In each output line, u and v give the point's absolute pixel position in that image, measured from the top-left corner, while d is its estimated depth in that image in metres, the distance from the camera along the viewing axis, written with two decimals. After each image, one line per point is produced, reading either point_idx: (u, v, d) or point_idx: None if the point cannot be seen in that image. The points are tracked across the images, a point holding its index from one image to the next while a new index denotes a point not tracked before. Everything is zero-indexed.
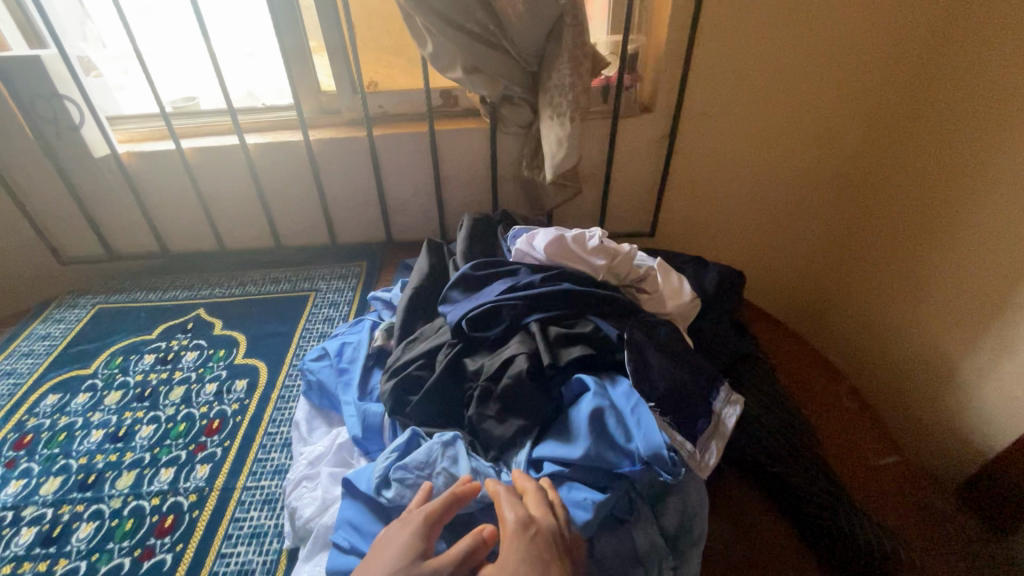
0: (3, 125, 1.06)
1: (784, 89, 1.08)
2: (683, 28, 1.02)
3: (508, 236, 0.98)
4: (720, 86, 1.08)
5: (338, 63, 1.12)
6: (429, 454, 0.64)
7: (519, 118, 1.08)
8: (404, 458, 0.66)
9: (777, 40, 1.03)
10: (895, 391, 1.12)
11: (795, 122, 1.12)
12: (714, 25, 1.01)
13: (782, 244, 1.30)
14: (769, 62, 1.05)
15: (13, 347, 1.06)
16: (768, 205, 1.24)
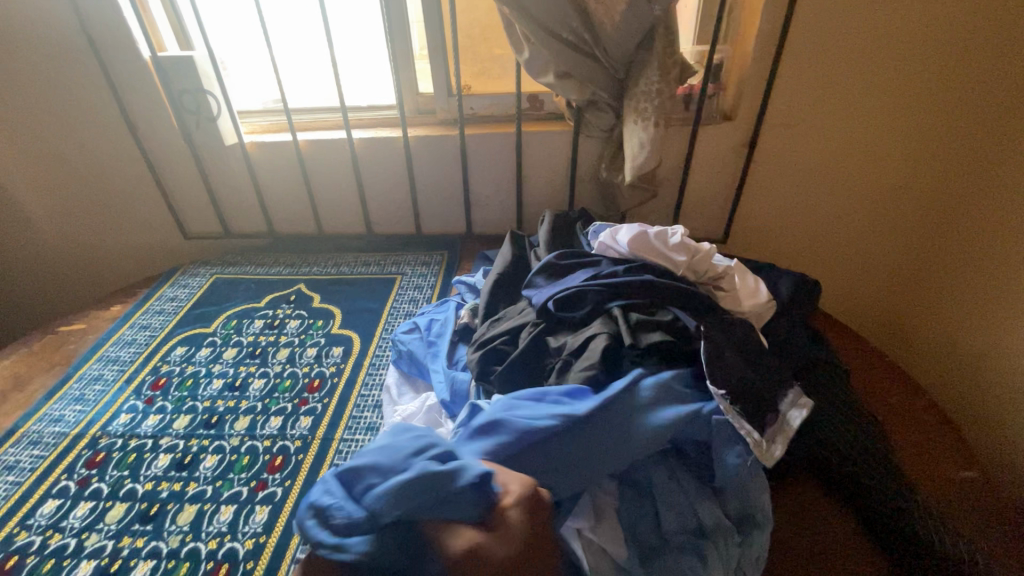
0: (156, 114, 1.23)
1: (873, 101, 1.08)
2: (771, 40, 1.04)
3: (587, 231, 1.04)
4: (806, 97, 1.09)
5: (438, 67, 1.23)
6: None
7: (603, 122, 1.14)
8: None
9: (868, 53, 1.03)
10: (964, 430, 1.09)
11: (880, 138, 1.12)
12: (803, 37, 1.03)
13: (860, 257, 1.27)
14: (857, 74, 1.06)
15: (147, 305, 1.22)
16: (847, 215, 1.22)
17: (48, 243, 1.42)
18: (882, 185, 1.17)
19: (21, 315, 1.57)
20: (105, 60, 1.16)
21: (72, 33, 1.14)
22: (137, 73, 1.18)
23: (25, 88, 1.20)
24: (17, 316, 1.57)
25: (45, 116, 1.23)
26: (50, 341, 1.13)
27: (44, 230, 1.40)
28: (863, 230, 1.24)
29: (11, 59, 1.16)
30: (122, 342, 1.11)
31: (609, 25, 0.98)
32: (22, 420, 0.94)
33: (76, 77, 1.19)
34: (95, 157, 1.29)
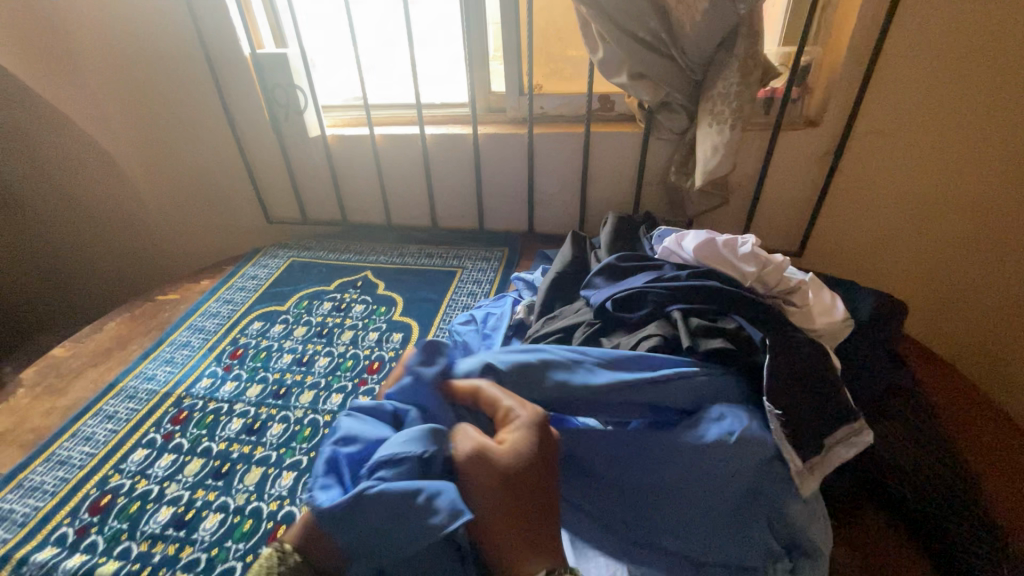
0: (252, 108, 1.34)
1: (984, 111, 0.98)
2: (868, 42, 0.97)
3: (652, 234, 1.02)
4: (903, 104, 1.01)
5: (511, 67, 1.24)
6: None
7: (675, 125, 1.12)
8: None
9: (983, 58, 0.94)
10: None
11: (990, 152, 1.01)
12: (905, 39, 0.95)
13: (958, 282, 1.15)
14: (967, 79, 0.96)
15: (232, 282, 1.32)
16: (942, 234, 1.12)
17: (155, 219, 1.58)
18: (982, 219, 1.08)
19: (129, 283, 1.75)
20: (210, 56, 1.27)
21: (183, 30, 1.26)
22: (237, 67, 1.28)
23: (144, 79, 1.34)
24: (125, 284, 1.75)
25: (158, 104, 1.37)
26: (149, 307, 1.25)
27: (152, 207, 1.56)
28: (961, 265, 1.13)
29: (134, 53, 1.30)
30: (209, 313, 1.21)
31: (688, 25, 0.95)
32: (122, 376, 1.05)
33: (185, 69, 1.31)
34: (198, 144, 1.42)
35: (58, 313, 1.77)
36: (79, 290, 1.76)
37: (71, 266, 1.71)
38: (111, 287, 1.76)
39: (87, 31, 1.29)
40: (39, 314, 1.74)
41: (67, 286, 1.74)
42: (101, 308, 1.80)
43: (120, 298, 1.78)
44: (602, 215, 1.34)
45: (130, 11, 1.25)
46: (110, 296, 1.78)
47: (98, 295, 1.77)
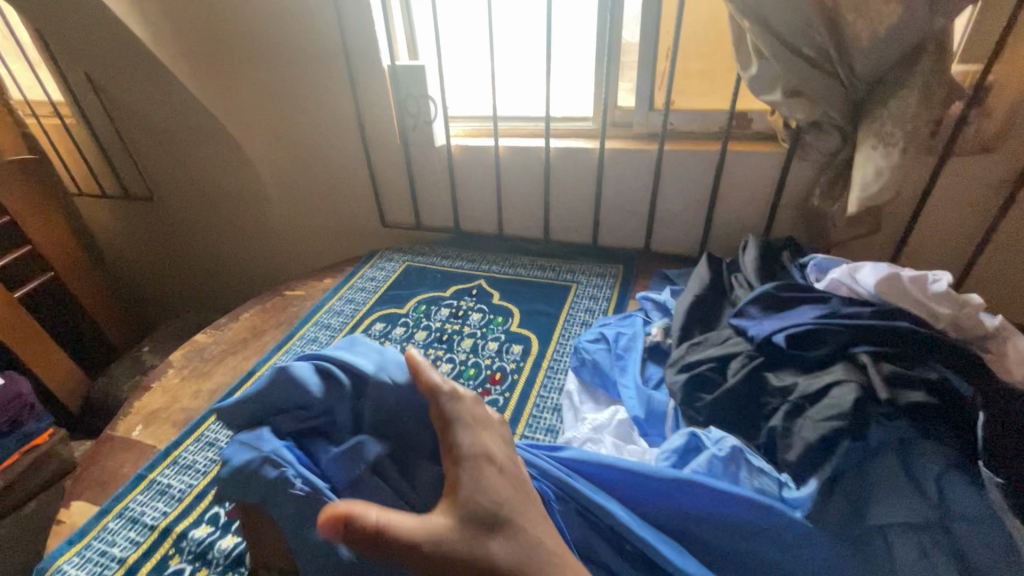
0: (383, 117, 1.39)
1: None
2: None
3: (801, 262, 0.95)
4: None
5: (644, 82, 1.22)
6: (710, 461, 0.63)
7: (825, 146, 1.05)
8: (679, 457, 0.66)
9: None
10: None
11: None
12: None
13: None
14: None
15: (352, 282, 1.37)
16: None
17: (281, 218, 1.69)
18: None
19: (255, 275, 1.90)
20: (352, 67, 1.33)
21: (330, 44, 1.32)
22: (375, 79, 1.34)
23: (288, 89, 1.42)
24: (250, 275, 1.90)
25: (298, 112, 1.46)
26: (278, 301, 1.32)
27: (280, 207, 1.66)
28: None
29: (282, 64, 1.38)
30: (333, 312, 1.26)
31: (862, 40, 0.88)
32: (259, 365, 1.10)
33: (326, 79, 1.38)
34: (329, 149, 1.50)
35: (211, 296, 2.07)
36: (220, 279, 1.98)
37: (211, 257, 1.91)
38: (241, 277, 1.93)
39: (240, 44, 1.37)
40: (203, 295, 2.09)
41: (212, 275, 1.98)
42: (235, 294, 2.02)
43: (250, 287, 1.97)
44: (726, 236, 1.28)
45: (282, 25, 1.32)
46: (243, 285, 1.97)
47: (233, 283, 1.97)
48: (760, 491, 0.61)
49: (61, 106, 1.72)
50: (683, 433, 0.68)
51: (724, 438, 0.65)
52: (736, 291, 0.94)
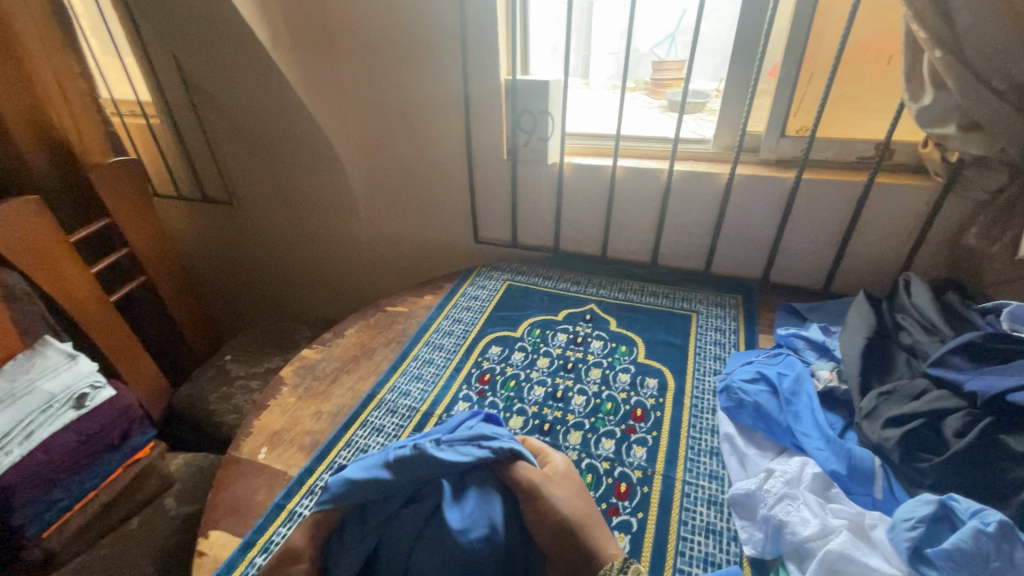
0: (494, 132, 1.35)
1: None
2: None
3: (983, 307, 0.88)
4: None
5: (780, 107, 1.17)
6: (977, 536, 0.56)
7: (988, 183, 0.98)
8: (930, 527, 0.59)
9: None
10: None
11: None
12: None
13: None
14: None
15: (455, 300, 1.32)
16: None
17: (368, 228, 1.66)
18: None
19: (332, 283, 1.87)
20: (469, 79, 1.29)
21: (448, 55, 1.28)
22: (491, 93, 1.30)
23: (393, 99, 1.38)
24: (327, 282, 1.87)
25: (401, 123, 1.41)
26: (382, 317, 1.27)
27: (368, 217, 1.63)
28: None
29: (391, 74, 1.34)
30: (443, 331, 1.20)
31: None
32: (378, 388, 1.05)
33: (436, 92, 1.34)
34: (429, 161, 1.45)
35: (280, 303, 2.04)
36: (292, 286, 1.95)
37: (288, 263, 1.88)
38: (317, 284, 1.90)
39: (355, 50, 1.33)
40: (275, 303, 2.05)
41: (286, 282, 1.95)
42: (308, 302, 1.99)
43: (324, 295, 1.93)
44: (855, 269, 1.22)
45: (398, 34, 1.28)
46: (317, 292, 1.94)
47: (307, 290, 1.94)
48: None
49: (147, 105, 1.69)
50: (929, 500, 0.61)
51: (984, 509, 0.58)
52: (914, 335, 0.88)
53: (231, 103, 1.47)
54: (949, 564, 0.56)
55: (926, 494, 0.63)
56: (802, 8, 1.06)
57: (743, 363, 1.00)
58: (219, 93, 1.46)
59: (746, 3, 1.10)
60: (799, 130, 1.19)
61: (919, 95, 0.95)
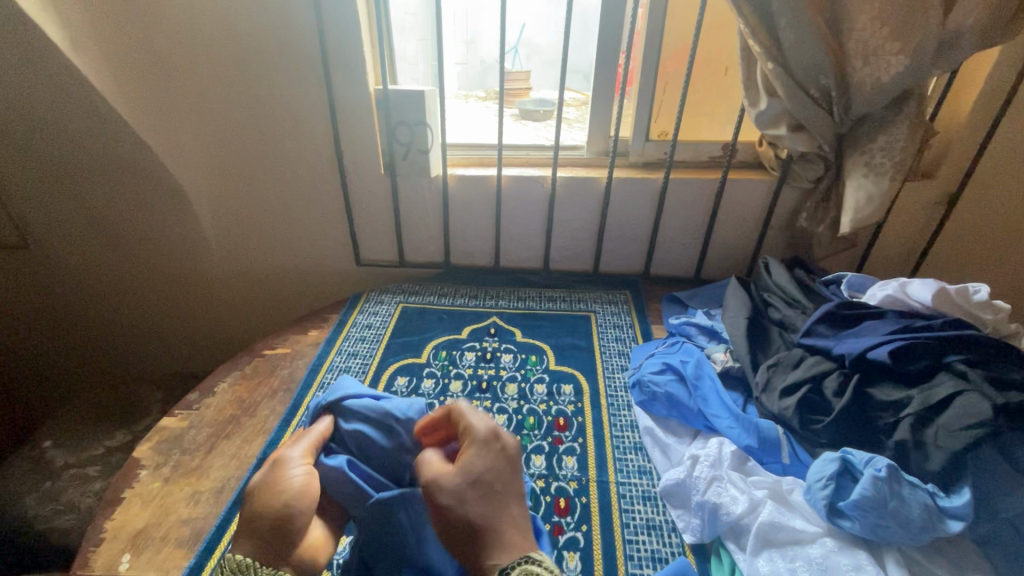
0: (367, 147, 1.24)
1: None
2: (988, 110, 1.08)
3: (827, 279, 1.04)
4: (1012, 162, 1.13)
5: (642, 115, 1.26)
6: (874, 482, 0.65)
7: (810, 174, 1.16)
8: (838, 483, 0.68)
9: None
10: None
11: None
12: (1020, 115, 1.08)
13: None
14: None
15: (346, 331, 1.19)
16: None
17: (222, 263, 1.43)
18: None
19: (179, 332, 1.59)
20: (333, 88, 1.17)
21: (305, 60, 1.14)
22: (360, 104, 1.19)
23: (242, 109, 1.19)
24: (176, 329, 1.58)
25: (256, 138, 1.23)
26: (260, 364, 1.09)
27: (222, 250, 1.40)
28: None
29: (242, 83, 1.16)
30: (338, 370, 1.07)
31: (869, 84, 0.96)
32: (270, 448, 0.90)
33: (293, 105, 1.19)
34: (290, 181, 1.29)
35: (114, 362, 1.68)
36: (129, 339, 1.62)
37: (119, 313, 1.55)
38: (158, 334, 1.60)
39: (192, 54, 1.13)
40: (100, 362, 1.68)
41: (121, 338, 1.62)
42: (151, 356, 1.66)
43: (169, 347, 1.63)
44: (719, 257, 1.37)
45: (239, 37, 1.11)
46: (165, 344, 1.63)
47: (148, 342, 1.62)
48: (924, 504, 0.64)
49: None
50: (833, 458, 0.71)
51: (872, 458, 0.69)
52: (782, 311, 1.00)
53: (15, 121, 1.16)
54: (859, 512, 0.65)
55: (828, 453, 0.72)
56: (654, 23, 1.15)
57: (647, 357, 1.05)
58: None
59: (605, 17, 1.16)
60: (660, 134, 1.30)
61: (756, 101, 1.08)
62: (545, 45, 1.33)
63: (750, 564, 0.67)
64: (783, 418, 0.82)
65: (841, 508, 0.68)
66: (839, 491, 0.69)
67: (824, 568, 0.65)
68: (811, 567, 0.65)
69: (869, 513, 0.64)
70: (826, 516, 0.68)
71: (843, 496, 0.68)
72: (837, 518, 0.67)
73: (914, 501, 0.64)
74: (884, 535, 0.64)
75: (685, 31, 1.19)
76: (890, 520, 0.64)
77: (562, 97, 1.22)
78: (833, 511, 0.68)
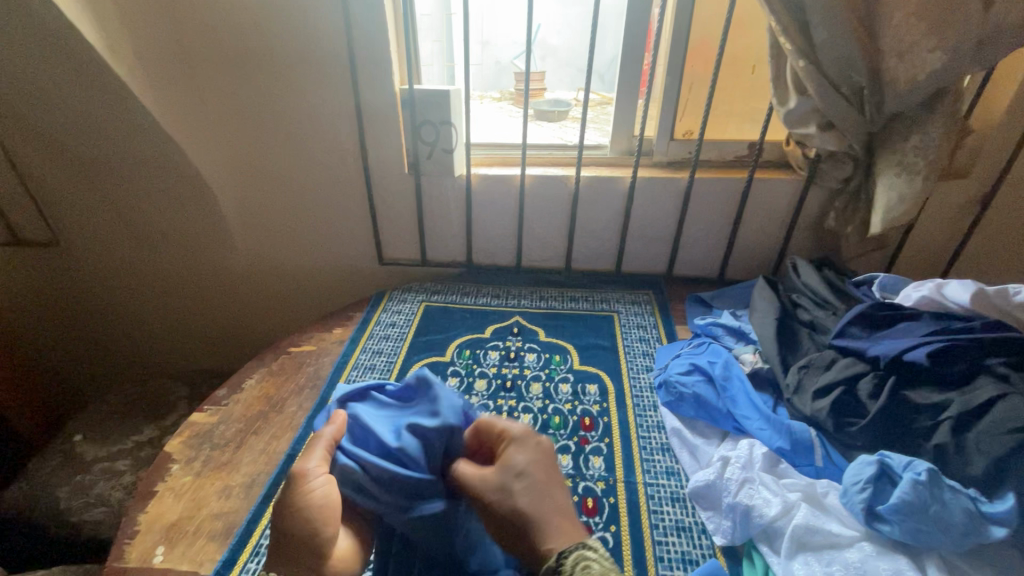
0: (391, 146, 1.25)
1: None
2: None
3: (857, 280, 1.02)
4: None
5: (667, 113, 1.25)
6: (914, 486, 0.64)
7: (839, 173, 1.14)
8: (875, 487, 0.67)
9: None
10: None
11: None
12: None
13: None
14: None
15: (370, 329, 1.20)
16: None
17: (247, 262, 1.45)
18: None
19: (203, 328, 1.62)
20: (359, 87, 1.18)
21: (333, 59, 1.15)
22: (385, 103, 1.20)
23: (269, 109, 1.21)
24: (202, 326, 1.61)
25: (282, 138, 1.25)
26: (287, 361, 1.11)
27: (247, 248, 1.42)
28: None
29: (269, 83, 1.18)
30: (363, 368, 1.08)
31: (903, 81, 0.94)
32: (299, 444, 0.91)
33: (320, 104, 1.20)
34: (316, 180, 1.30)
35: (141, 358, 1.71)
36: (156, 336, 1.65)
37: (147, 310, 1.58)
38: (184, 331, 1.63)
39: (220, 54, 1.14)
40: (128, 358, 1.72)
41: (148, 335, 1.65)
42: (177, 352, 1.69)
43: (194, 344, 1.66)
44: (743, 257, 1.35)
45: (267, 38, 1.13)
46: (190, 340, 1.65)
47: (174, 339, 1.65)
48: (966, 510, 0.63)
49: None
50: (869, 461, 0.69)
51: (911, 461, 0.67)
52: (812, 312, 0.98)
53: (52, 121, 1.19)
54: (898, 516, 0.64)
55: (864, 456, 0.71)
56: (680, 21, 1.14)
57: (673, 357, 1.05)
58: (35, 109, 1.17)
59: (632, 15, 1.15)
60: (684, 133, 1.29)
61: (785, 99, 1.07)
62: (558, 45, 1.39)
63: (785, 567, 0.66)
64: (816, 420, 0.81)
65: (878, 512, 0.67)
66: (877, 495, 0.67)
67: (862, 572, 0.63)
68: (848, 571, 0.64)
69: (908, 518, 0.63)
70: (863, 519, 0.67)
71: (880, 500, 0.67)
72: (875, 522, 0.66)
73: (956, 507, 0.63)
74: (924, 540, 0.63)
75: (712, 29, 1.18)
76: (930, 526, 0.62)
77: (587, 96, 1.21)
78: (870, 515, 0.67)
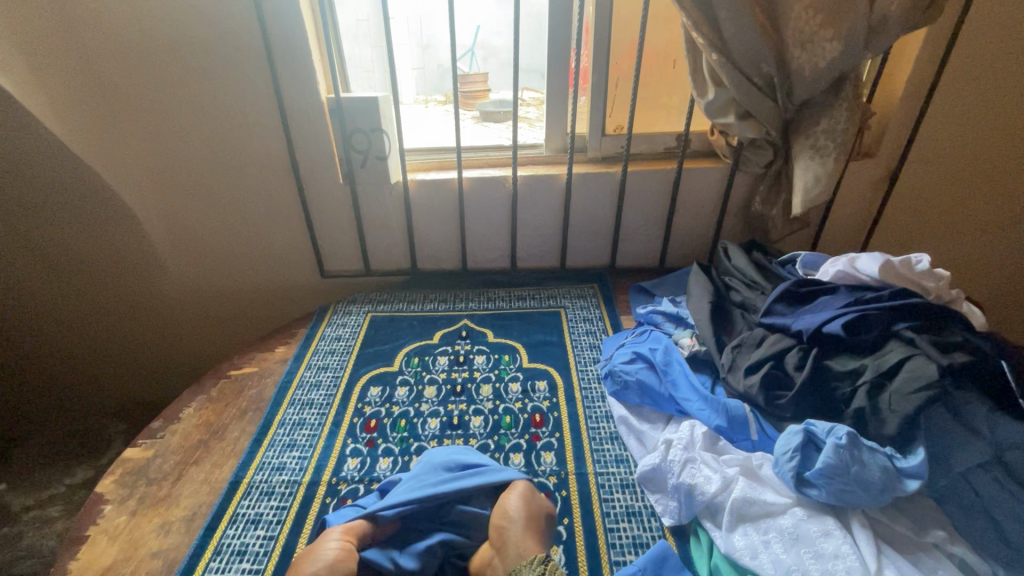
0: (323, 156, 1.22)
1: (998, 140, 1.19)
2: (917, 89, 1.14)
3: (781, 260, 1.08)
4: (940, 136, 1.20)
5: (597, 110, 1.28)
6: (836, 450, 0.68)
7: (760, 159, 1.20)
8: (803, 454, 0.71)
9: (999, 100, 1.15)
10: None
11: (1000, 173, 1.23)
12: (945, 90, 1.14)
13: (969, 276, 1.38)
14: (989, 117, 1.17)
15: (314, 345, 1.17)
16: (961, 240, 1.33)
17: (179, 286, 1.38)
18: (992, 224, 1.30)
19: (136, 360, 1.53)
20: (281, 91, 1.14)
21: (252, 69, 1.12)
22: (312, 112, 1.17)
23: (188, 124, 1.15)
24: (136, 358, 1.53)
25: (204, 154, 1.19)
26: (226, 387, 1.06)
27: (178, 271, 1.35)
28: (973, 261, 1.36)
29: (185, 97, 1.13)
30: (309, 385, 1.05)
31: (809, 70, 1.00)
32: (242, 471, 0.87)
33: (242, 116, 1.16)
34: (246, 197, 1.26)
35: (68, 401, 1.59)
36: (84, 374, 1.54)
37: (72, 346, 1.48)
38: (116, 365, 1.54)
39: (132, 72, 1.09)
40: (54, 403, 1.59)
41: (75, 373, 1.54)
42: (111, 389, 1.59)
43: (130, 379, 1.57)
44: (680, 245, 1.40)
45: (177, 53, 1.08)
46: (125, 374, 1.56)
47: (106, 375, 1.55)
48: (882, 466, 0.67)
49: None
50: (797, 431, 0.74)
51: (833, 428, 0.72)
52: (742, 293, 1.03)
53: None
54: (825, 479, 0.68)
55: (792, 426, 0.75)
56: (602, 20, 1.17)
57: (617, 347, 1.07)
58: None
59: (555, 16, 1.17)
60: (615, 129, 1.32)
61: (704, 91, 1.11)
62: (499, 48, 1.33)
63: (727, 540, 0.69)
64: (750, 397, 0.85)
65: (808, 478, 0.70)
66: (806, 462, 0.71)
67: (796, 537, 0.67)
68: (784, 537, 0.68)
69: (834, 479, 0.67)
70: (795, 487, 0.71)
71: (808, 466, 0.71)
72: (805, 487, 0.70)
73: (873, 464, 0.67)
74: (848, 499, 0.67)
75: (633, 26, 1.21)
76: (853, 485, 0.67)
77: (517, 97, 1.22)
78: (800, 481, 0.71)
